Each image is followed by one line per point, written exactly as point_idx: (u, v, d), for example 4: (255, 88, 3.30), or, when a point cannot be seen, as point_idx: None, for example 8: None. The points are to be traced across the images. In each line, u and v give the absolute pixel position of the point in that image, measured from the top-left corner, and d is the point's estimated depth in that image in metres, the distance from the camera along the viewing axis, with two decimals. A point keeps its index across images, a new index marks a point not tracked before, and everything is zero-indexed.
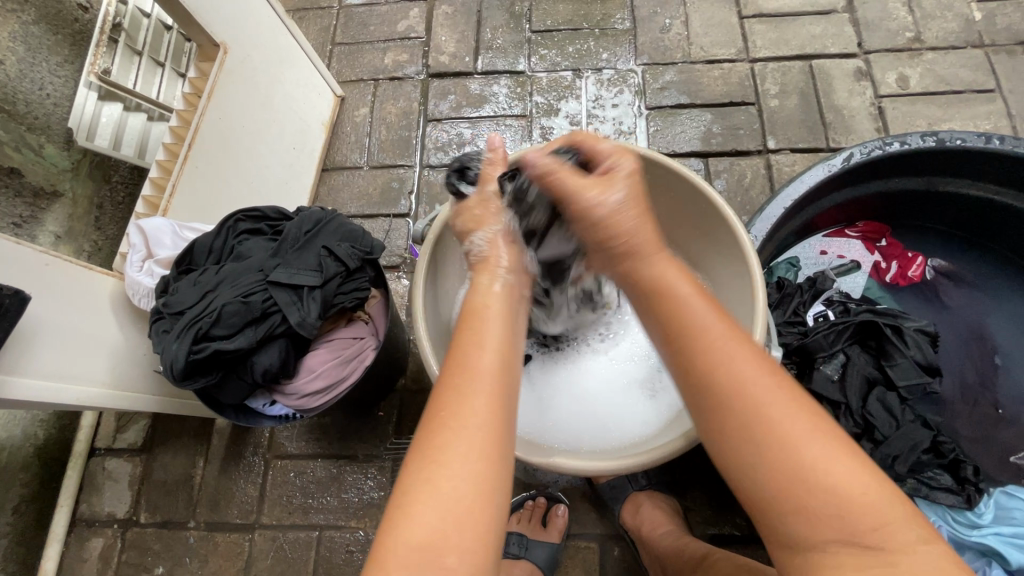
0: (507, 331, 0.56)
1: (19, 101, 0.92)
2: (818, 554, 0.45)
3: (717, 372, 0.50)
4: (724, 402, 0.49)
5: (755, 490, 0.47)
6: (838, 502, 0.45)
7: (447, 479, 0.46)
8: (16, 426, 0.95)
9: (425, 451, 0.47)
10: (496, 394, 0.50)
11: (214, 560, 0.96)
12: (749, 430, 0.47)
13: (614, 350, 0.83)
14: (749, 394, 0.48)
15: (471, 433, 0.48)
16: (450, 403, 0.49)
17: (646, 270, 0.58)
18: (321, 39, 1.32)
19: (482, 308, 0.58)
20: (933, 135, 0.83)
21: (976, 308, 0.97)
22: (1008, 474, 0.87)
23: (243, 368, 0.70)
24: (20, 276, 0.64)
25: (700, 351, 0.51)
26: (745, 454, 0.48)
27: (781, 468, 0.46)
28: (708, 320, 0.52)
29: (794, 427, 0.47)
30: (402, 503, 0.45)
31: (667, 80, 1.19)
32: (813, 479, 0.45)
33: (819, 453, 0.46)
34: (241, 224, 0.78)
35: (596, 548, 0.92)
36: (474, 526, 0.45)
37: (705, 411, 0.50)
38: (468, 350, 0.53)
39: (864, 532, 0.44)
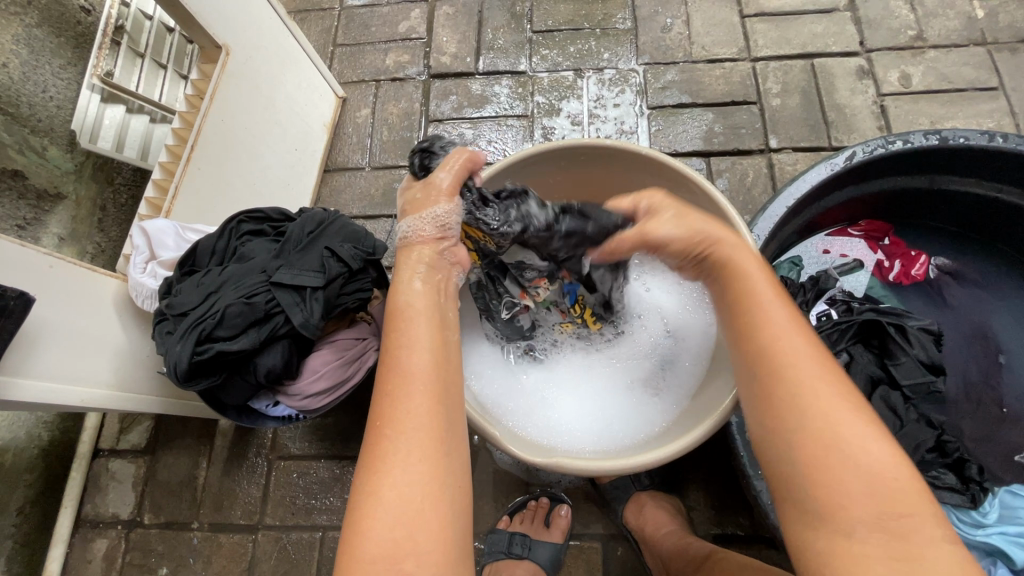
0: (432, 325, 0.56)
1: (22, 104, 0.92)
2: (848, 540, 0.45)
3: (781, 349, 0.52)
4: (777, 374, 0.51)
5: (793, 470, 0.49)
6: (874, 485, 0.46)
7: (381, 488, 0.47)
8: (20, 427, 0.96)
9: (368, 462, 0.48)
10: (432, 395, 0.51)
11: (218, 561, 0.96)
12: (796, 402, 0.50)
13: (606, 351, 0.83)
14: (805, 376, 0.50)
15: (407, 439, 0.49)
16: (390, 411, 0.50)
17: (728, 264, 0.58)
18: (322, 40, 1.32)
19: (401, 309, 0.57)
20: (936, 132, 0.83)
21: (980, 307, 0.97)
22: (1013, 474, 0.87)
23: (246, 369, 0.71)
24: (23, 277, 0.64)
25: (765, 335, 0.53)
26: (788, 421, 0.50)
27: (824, 447, 0.48)
28: (774, 307, 0.54)
29: (839, 409, 0.49)
30: (353, 520, 0.47)
31: (668, 80, 1.19)
32: (851, 461, 0.47)
33: (860, 437, 0.47)
34: (243, 225, 0.78)
35: (599, 549, 0.91)
36: (425, 526, 0.46)
37: (763, 385, 0.52)
38: (399, 354, 0.54)
39: (893, 520, 0.45)
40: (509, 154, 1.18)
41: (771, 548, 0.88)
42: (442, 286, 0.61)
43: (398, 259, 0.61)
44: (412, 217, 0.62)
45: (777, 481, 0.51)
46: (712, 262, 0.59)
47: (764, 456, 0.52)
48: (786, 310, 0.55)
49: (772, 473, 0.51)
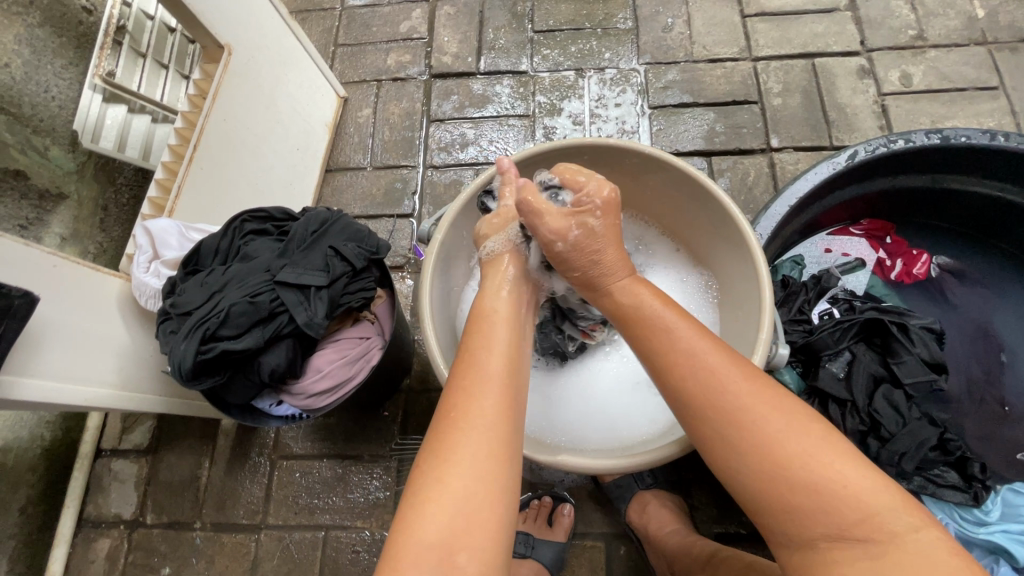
0: (509, 333, 0.58)
1: (24, 104, 0.92)
2: (816, 550, 0.46)
3: (699, 388, 0.52)
4: (701, 413, 0.52)
5: (749, 491, 0.49)
6: (828, 499, 0.45)
7: (450, 478, 0.47)
8: (23, 427, 0.96)
9: (437, 448, 0.48)
10: (503, 396, 0.52)
11: (220, 560, 0.96)
12: (724, 436, 0.50)
13: (621, 350, 0.83)
14: (728, 400, 0.50)
15: (482, 430, 0.49)
16: (462, 404, 0.50)
17: (619, 295, 0.62)
18: (324, 40, 1.32)
19: (485, 315, 0.59)
20: (937, 132, 0.83)
21: (982, 306, 0.97)
22: (1014, 472, 0.87)
23: (251, 368, 0.71)
24: (27, 277, 0.64)
25: (673, 368, 0.54)
26: (728, 457, 0.50)
27: (766, 467, 0.48)
28: (682, 333, 0.55)
29: (771, 432, 0.48)
30: (415, 503, 0.46)
31: (669, 80, 1.20)
32: (796, 475, 0.47)
33: (803, 448, 0.47)
34: (247, 225, 0.78)
35: (602, 548, 0.91)
36: (486, 521, 0.46)
37: (693, 424, 0.53)
38: (477, 353, 0.55)
39: (857, 526, 0.45)
40: (510, 154, 1.18)
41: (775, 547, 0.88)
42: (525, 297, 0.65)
43: (488, 273, 0.66)
44: (496, 237, 0.67)
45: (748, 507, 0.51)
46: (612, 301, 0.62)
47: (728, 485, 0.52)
48: (694, 332, 0.55)
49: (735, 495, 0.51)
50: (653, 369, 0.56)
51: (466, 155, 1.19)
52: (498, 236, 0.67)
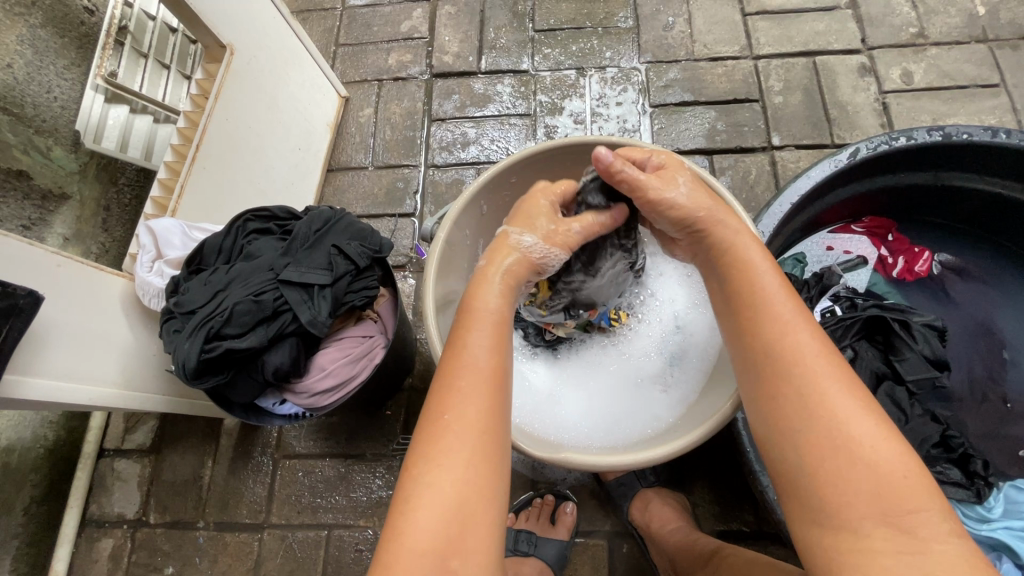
0: (499, 335, 0.56)
1: (27, 104, 0.92)
2: (850, 536, 0.47)
3: (784, 345, 0.54)
4: (779, 370, 0.53)
5: (800, 465, 0.51)
6: (877, 482, 0.47)
7: (439, 482, 0.47)
8: (26, 427, 0.96)
9: (426, 453, 0.49)
10: (495, 397, 0.52)
11: (223, 560, 0.96)
12: (795, 397, 0.52)
13: (621, 347, 0.83)
14: (810, 369, 0.52)
15: (463, 436, 0.49)
16: (450, 405, 0.50)
17: (734, 248, 0.60)
18: (325, 40, 1.32)
19: (477, 312, 0.57)
20: (939, 129, 0.83)
21: (984, 303, 0.97)
22: (1017, 469, 0.87)
23: (254, 366, 0.71)
24: (31, 277, 0.64)
25: (765, 331, 0.55)
26: (790, 419, 0.52)
27: (828, 443, 0.49)
28: (782, 304, 0.55)
29: (841, 407, 0.50)
30: (403, 510, 0.47)
31: (670, 78, 1.20)
32: (855, 457, 0.48)
33: (865, 433, 0.49)
34: (250, 224, 0.79)
35: (605, 545, 0.92)
36: (477, 524, 0.47)
37: (762, 382, 0.55)
38: (468, 350, 0.54)
39: (899, 516, 0.46)
40: (511, 153, 1.18)
41: (777, 544, 0.88)
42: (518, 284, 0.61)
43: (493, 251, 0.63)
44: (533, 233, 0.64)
45: (782, 483, 0.52)
46: (711, 242, 0.62)
47: (769, 457, 0.54)
48: (794, 305, 0.56)
49: (779, 472, 0.53)
50: (741, 332, 0.57)
51: (467, 155, 1.19)
52: (520, 230, 0.64)
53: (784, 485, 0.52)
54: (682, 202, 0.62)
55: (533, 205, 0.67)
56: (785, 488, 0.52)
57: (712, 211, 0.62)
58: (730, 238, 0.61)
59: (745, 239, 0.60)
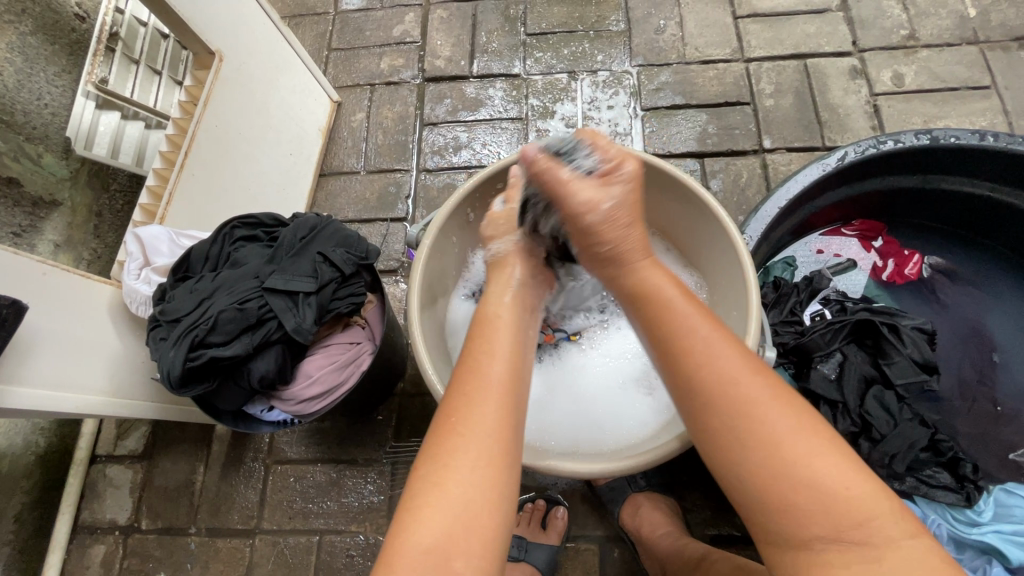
0: (515, 338, 0.58)
1: (17, 111, 0.92)
2: (808, 553, 0.47)
3: (713, 373, 0.51)
4: (712, 397, 0.51)
5: (747, 490, 0.49)
6: (826, 500, 0.47)
7: (450, 484, 0.47)
8: (17, 434, 0.96)
9: (436, 455, 0.49)
10: (513, 401, 0.52)
11: (215, 566, 0.96)
12: (732, 422, 0.50)
13: (608, 351, 0.83)
14: (743, 393, 0.50)
15: (477, 439, 0.49)
16: (461, 411, 0.51)
17: (638, 281, 0.58)
18: (317, 45, 1.32)
19: (487, 320, 0.59)
20: (927, 132, 0.83)
21: (975, 306, 0.97)
22: (1007, 473, 0.87)
23: (240, 374, 0.71)
24: (17, 286, 0.64)
25: (690, 360, 0.53)
26: (733, 448, 0.50)
27: (772, 467, 0.48)
28: (702, 327, 0.54)
29: (783, 429, 0.49)
30: (413, 510, 0.47)
31: (661, 81, 1.20)
32: (799, 479, 0.47)
33: (806, 453, 0.48)
34: (237, 231, 0.79)
35: (596, 550, 0.92)
36: (482, 530, 0.46)
37: (697, 408, 0.52)
38: (482, 357, 0.55)
39: (851, 529, 0.46)
40: (503, 157, 1.18)
41: None
42: (528, 300, 0.63)
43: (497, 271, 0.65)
44: (503, 238, 0.67)
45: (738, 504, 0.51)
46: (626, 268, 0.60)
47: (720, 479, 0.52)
48: (714, 328, 0.54)
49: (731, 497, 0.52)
50: (665, 362, 0.54)
51: (459, 158, 1.19)
52: (504, 239, 0.67)
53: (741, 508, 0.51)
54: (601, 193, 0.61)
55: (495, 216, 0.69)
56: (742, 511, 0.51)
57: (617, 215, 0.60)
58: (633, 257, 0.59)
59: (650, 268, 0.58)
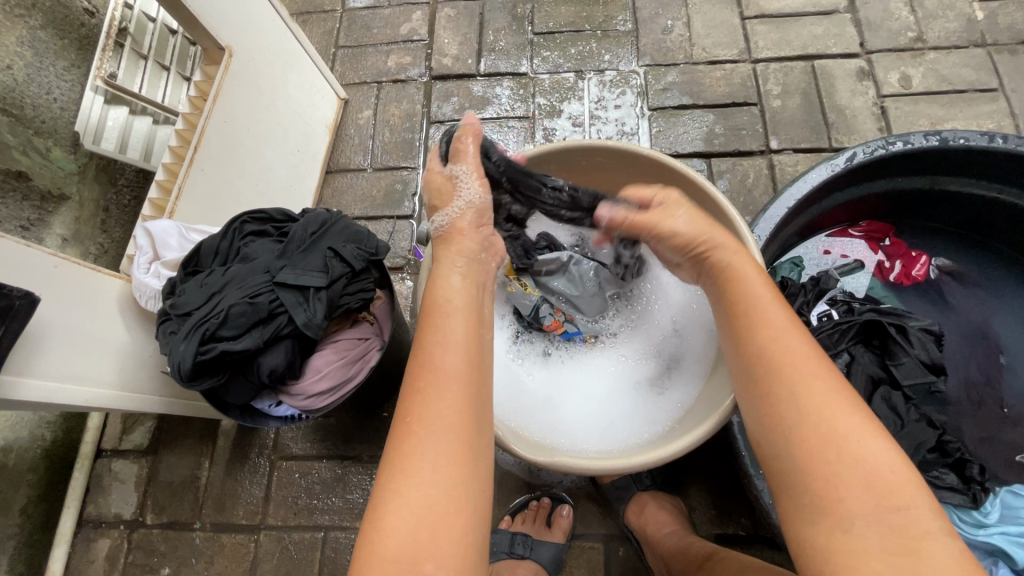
0: (469, 323, 0.58)
1: (26, 105, 0.92)
2: (843, 533, 0.47)
3: (778, 346, 0.55)
4: (774, 365, 0.54)
5: (792, 463, 0.51)
6: (868, 481, 0.47)
7: (409, 490, 0.48)
8: (24, 427, 0.96)
9: (395, 459, 0.49)
10: (467, 392, 0.53)
11: (220, 561, 0.97)
12: (789, 395, 0.52)
13: (619, 351, 0.83)
14: (801, 367, 0.53)
15: (430, 443, 0.49)
16: (414, 407, 0.51)
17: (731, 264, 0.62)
18: (324, 42, 1.33)
19: (440, 304, 0.59)
20: (936, 134, 0.83)
21: (982, 308, 0.97)
22: (1014, 474, 0.87)
23: (250, 369, 0.71)
24: (29, 278, 0.64)
25: (760, 328, 0.56)
26: (784, 417, 0.52)
27: (821, 441, 0.50)
28: (772, 307, 0.57)
29: (838, 409, 0.50)
30: (375, 516, 0.47)
31: (668, 81, 1.20)
32: (848, 454, 0.49)
33: (857, 433, 0.49)
34: (247, 226, 0.79)
35: (601, 548, 0.92)
36: (446, 535, 0.46)
37: (756, 379, 0.55)
38: (430, 350, 0.55)
39: (892, 513, 0.46)
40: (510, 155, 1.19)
41: (772, 548, 0.88)
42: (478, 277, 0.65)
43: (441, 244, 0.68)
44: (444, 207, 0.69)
45: (778, 480, 0.53)
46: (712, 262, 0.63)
47: (764, 453, 0.54)
48: (784, 309, 0.57)
49: (773, 468, 0.53)
50: (735, 327, 0.59)
51: None
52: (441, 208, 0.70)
53: (779, 485, 0.53)
54: (684, 233, 0.65)
55: (432, 182, 0.71)
56: (782, 491, 0.52)
57: (712, 238, 0.63)
58: (722, 258, 0.63)
59: (740, 257, 0.62)
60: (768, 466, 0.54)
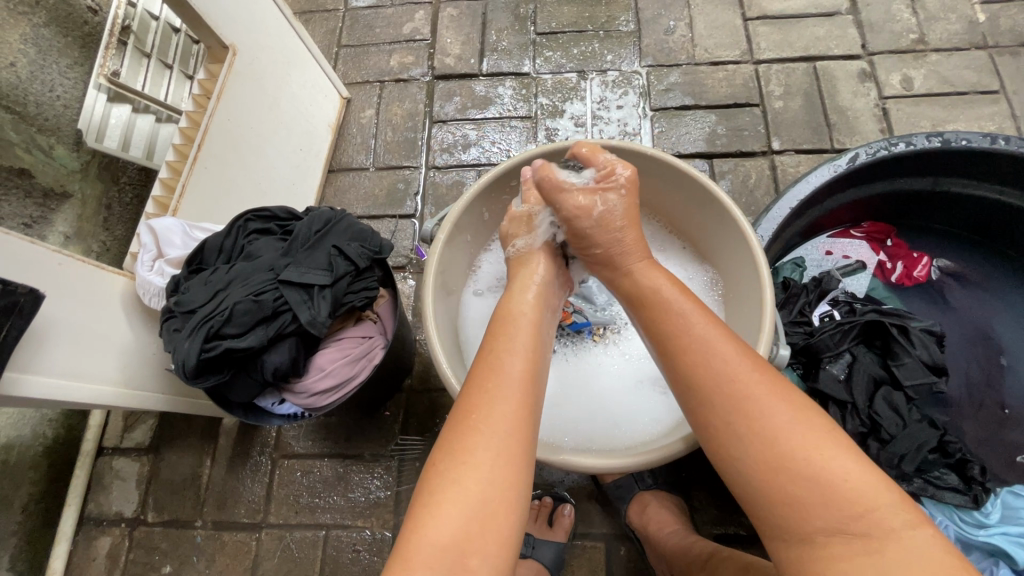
0: (534, 335, 0.59)
1: (29, 103, 0.93)
2: (814, 547, 0.47)
3: (710, 366, 0.54)
4: (709, 388, 0.54)
5: (750, 482, 0.51)
6: (826, 491, 0.47)
7: (466, 480, 0.48)
8: (25, 425, 0.96)
9: (453, 450, 0.49)
10: (525, 396, 0.53)
11: (221, 560, 0.96)
12: (729, 418, 0.52)
13: (624, 348, 0.82)
14: (739, 391, 0.52)
15: (487, 438, 0.49)
16: (479, 405, 0.51)
17: (642, 281, 0.64)
18: (327, 41, 1.33)
19: (512, 314, 0.61)
20: (938, 135, 0.83)
21: (983, 309, 0.97)
22: (1014, 475, 0.87)
23: (254, 366, 0.71)
24: (33, 275, 0.64)
25: (687, 357, 0.56)
26: (730, 440, 0.52)
27: (771, 458, 0.49)
28: (698, 323, 0.57)
29: (779, 419, 0.50)
30: (428, 504, 0.47)
31: (671, 82, 1.20)
32: (799, 468, 0.48)
33: (804, 442, 0.49)
34: (250, 224, 0.79)
35: (602, 548, 0.92)
36: (495, 529, 0.46)
37: (696, 405, 0.55)
38: (499, 354, 0.56)
39: (853, 521, 0.46)
40: (512, 155, 1.19)
41: None
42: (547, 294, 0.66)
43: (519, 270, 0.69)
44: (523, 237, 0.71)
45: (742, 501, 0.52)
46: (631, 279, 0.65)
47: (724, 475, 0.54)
48: (705, 319, 0.57)
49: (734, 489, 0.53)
50: (665, 357, 0.58)
51: (468, 156, 1.19)
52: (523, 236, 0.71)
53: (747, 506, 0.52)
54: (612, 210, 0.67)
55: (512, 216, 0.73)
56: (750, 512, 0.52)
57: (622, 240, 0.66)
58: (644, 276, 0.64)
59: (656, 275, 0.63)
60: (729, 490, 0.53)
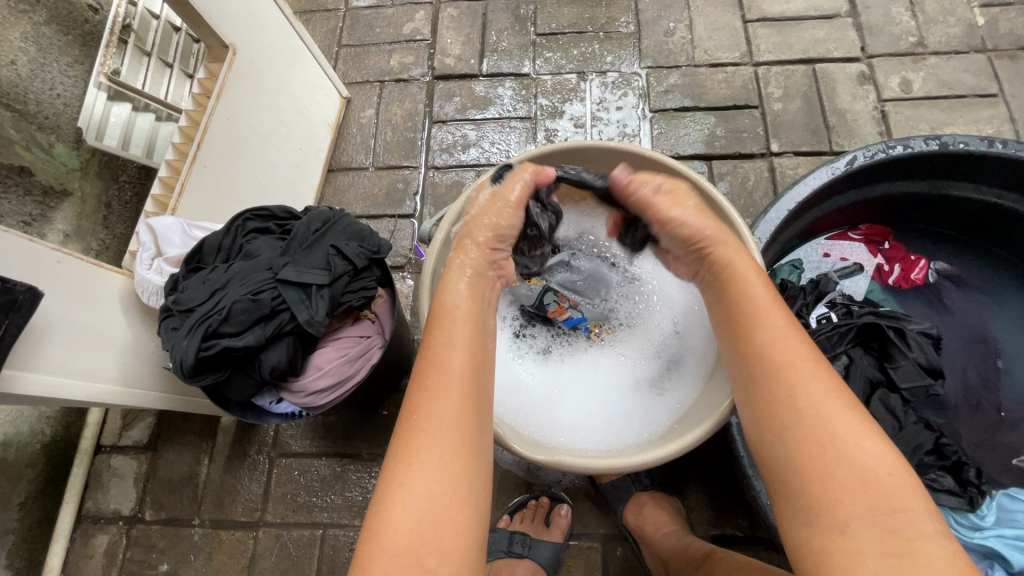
0: (470, 329, 0.60)
1: (29, 100, 0.93)
2: (839, 535, 0.48)
3: (776, 352, 0.56)
4: (773, 370, 0.55)
5: (791, 466, 0.52)
6: (867, 483, 0.49)
7: (410, 483, 0.49)
8: (23, 422, 0.96)
9: (400, 454, 0.51)
10: (469, 395, 0.54)
11: (218, 558, 0.97)
12: (787, 398, 0.54)
13: (621, 350, 0.82)
14: (802, 375, 0.54)
15: (433, 439, 0.51)
16: (425, 406, 0.53)
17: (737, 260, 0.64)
18: (327, 41, 1.33)
19: (448, 309, 0.61)
20: (936, 138, 0.83)
21: (980, 312, 0.98)
22: (1011, 477, 0.87)
23: (252, 365, 0.71)
24: (33, 273, 0.64)
25: (761, 337, 0.57)
26: (783, 420, 0.53)
27: (817, 443, 0.51)
28: (773, 310, 0.59)
29: (834, 412, 0.52)
30: (378, 510, 0.49)
31: (670, 84, 1.20)
32: (844, 458, 0.50)
33: (854, 437, 0.51)
34: (249, 224, 0.79)
35: (599, 548, 0.92)
36: (448, 532, 0.48)
37: (757, 385, 0.56)
38: (441, 351, 0.57)
39: (887, 515, 0.48)
40: (512, 156, 1.19)
41: (770, 549, 0.88)
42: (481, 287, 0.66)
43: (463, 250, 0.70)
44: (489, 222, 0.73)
45: (775, 484, 0.54)
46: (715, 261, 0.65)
47: (761, 457, 0.56)
48: (783, 312, 0.59)
49: (772, 470, 0.54)
50: (737, 335, 0.60)
51: (468, 157, 1.20)
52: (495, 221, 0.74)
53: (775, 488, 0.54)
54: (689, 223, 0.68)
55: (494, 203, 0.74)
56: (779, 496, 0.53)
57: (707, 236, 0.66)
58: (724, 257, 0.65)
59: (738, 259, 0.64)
60: (766, 471, 0.55)
